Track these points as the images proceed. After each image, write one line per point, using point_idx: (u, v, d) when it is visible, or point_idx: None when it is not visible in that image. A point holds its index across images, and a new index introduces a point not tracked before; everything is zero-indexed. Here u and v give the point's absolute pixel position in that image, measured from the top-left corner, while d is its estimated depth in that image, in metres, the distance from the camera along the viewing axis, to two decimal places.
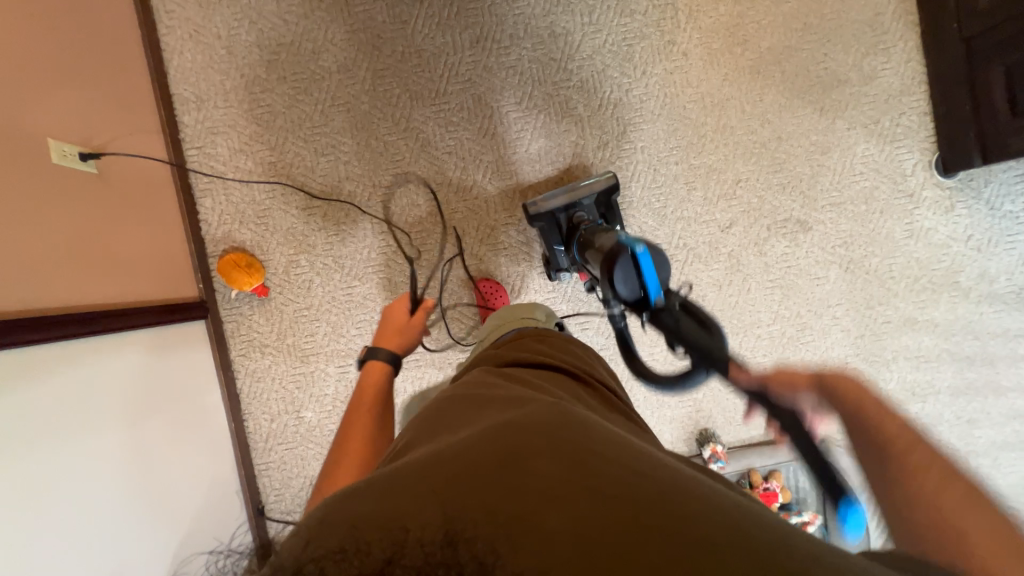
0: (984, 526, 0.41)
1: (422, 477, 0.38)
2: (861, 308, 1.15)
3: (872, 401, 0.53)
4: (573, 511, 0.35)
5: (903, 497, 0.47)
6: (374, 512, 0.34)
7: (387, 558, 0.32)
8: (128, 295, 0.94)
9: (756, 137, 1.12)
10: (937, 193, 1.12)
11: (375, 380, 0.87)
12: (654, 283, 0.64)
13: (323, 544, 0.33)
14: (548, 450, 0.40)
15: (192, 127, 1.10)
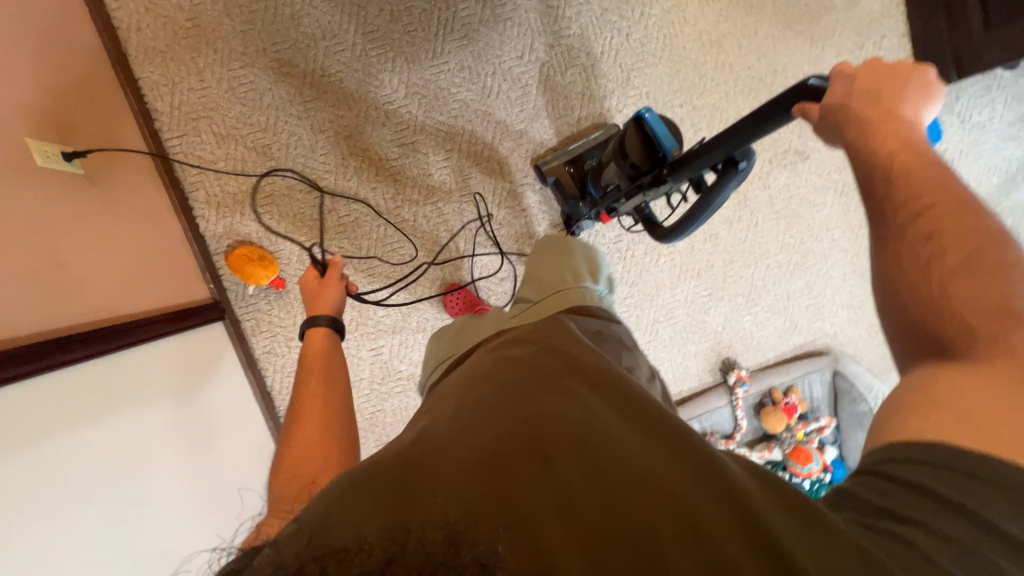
0: (976, 285, 0.41)
1: (440, 477, 0.38)
2: (857, 230, 1.23)
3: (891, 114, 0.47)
4: (593, 510, 0.36)
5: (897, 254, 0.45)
6: (375, 520, 0.33)
7: (385, 557, 0.28)
8: (140, 304, 0.88)
9: (753, 72, 1.14)
10: None
11: (314, 342, 0.81)
12: (667, 137, 0.77)
13: (322, 545, 0.31)
14: (572, 452, 0.40)
15: (167, 114, 0.99)
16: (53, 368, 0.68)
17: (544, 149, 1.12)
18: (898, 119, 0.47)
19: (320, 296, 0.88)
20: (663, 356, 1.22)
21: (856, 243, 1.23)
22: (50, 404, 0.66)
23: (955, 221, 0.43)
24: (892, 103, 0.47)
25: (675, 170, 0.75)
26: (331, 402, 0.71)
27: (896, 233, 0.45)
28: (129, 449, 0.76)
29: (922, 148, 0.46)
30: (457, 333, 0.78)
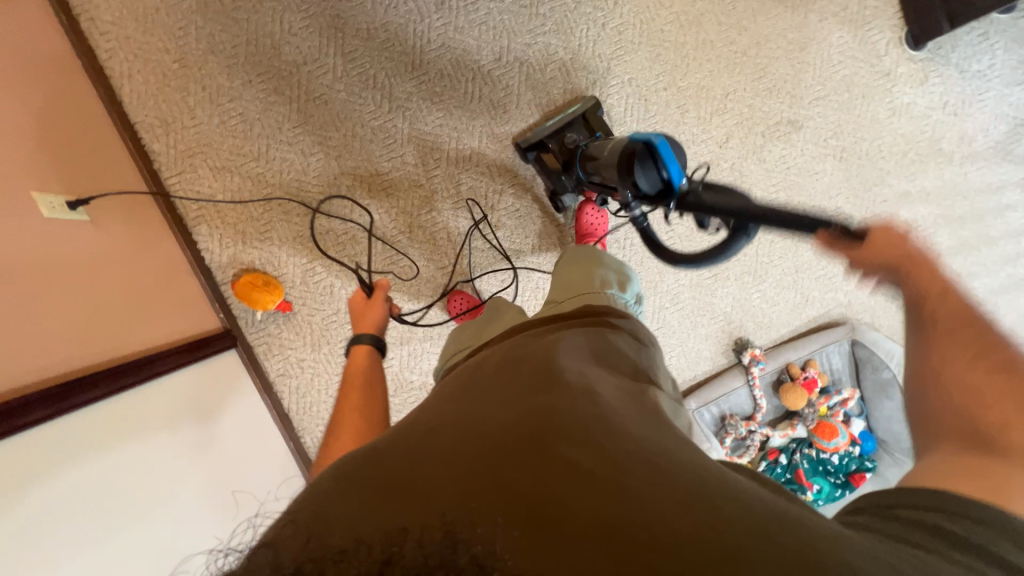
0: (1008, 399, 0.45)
1: (444, 473, 0.40)
2: (859, 194, 1.20)
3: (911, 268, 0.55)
4: (596, 506, 0.37)
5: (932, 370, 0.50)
6: (375, 526, 0.35)
7: (385, 558, 0.31)
8: (152, 339, 0.90)
9: (736, 47, 1.13)
10: (911, 67, 1.17)
11: (357, 360, 0.81)
12: (676, 169, 0.64)
13: (320, 548, 0.34)
14: (580, 449, 0.41)
15: (164, 154, 1.03)
16: (72, 408, 0.71)
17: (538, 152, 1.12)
18: (920, 269, 0.55)
19: (364, 316, 0.90)
20: (674, 342, 1.21)
21: (859, 208, 1.20)
22: (67, 442, 0.69)
23: (984, 348, 0.48)
24: (927, 265, 0.55)
25: (680, 210, 0.66)
26: (370, 413, 0.71)
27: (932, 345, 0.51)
28: (152, 479, 0.78)
29: (935, 288, 0.54)
30: (473, 334, 0.86)
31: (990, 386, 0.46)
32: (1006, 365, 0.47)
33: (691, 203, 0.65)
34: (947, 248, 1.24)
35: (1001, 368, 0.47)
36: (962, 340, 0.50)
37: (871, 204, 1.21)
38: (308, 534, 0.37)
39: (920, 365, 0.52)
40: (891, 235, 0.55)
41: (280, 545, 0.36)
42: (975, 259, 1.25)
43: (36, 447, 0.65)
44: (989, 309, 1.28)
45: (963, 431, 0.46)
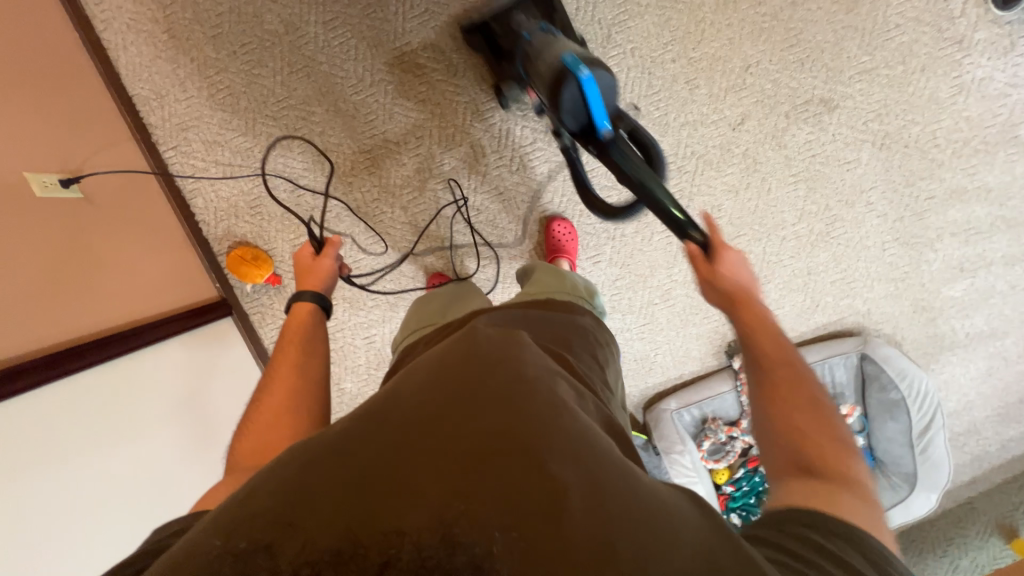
0: (816, 430, 0.52)
1: (424, 465, 0.41)
2: (900, 188, 1.04)
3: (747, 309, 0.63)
4: (575, 512, 0.39)
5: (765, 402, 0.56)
6: (368, 519, 0.37)
7: (383, 560, 0.35)
8: (153, 307, 0.99)
9: (765, 9, 0.96)
10: (993, 32, 0.95)
11: (296, 317, 0.79)
12: (600, 112, 0.68)
13: (318, 544, 0.36)
14: (561, 451, 0.43)
15: (161, 127, 1.06)
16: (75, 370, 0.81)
17: (542, 140, 1.06)
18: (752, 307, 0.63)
19: (310, 274, 0.86)
20: (661, 339, 1.15)
21: (896, 204, 1.05)
22: (58, 406, 0.77)
23: (795, 383, 0.56)
24: (757, 303, 0.63)
25: (597, 155, 0.72)
26: (306, 372, 0.71)
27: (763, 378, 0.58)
28: (141, 439, 0.88)
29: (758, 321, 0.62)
30: (440, 308, 0.85)
31: (804, 420, 0.53)
32: (813, 404, 0.54)
33: (608, 154, 0.70)
34: (1003, 256, 1.06)
35: (811, 407, 0.54)
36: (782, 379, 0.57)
37: (914, 201, 1.04)
38: (254, 555, 0.36)
39: (755, 401, 0.57)
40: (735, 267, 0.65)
41: (279, 542, 0.36)
42: None
43: (28, 412, 0.74)
44: None
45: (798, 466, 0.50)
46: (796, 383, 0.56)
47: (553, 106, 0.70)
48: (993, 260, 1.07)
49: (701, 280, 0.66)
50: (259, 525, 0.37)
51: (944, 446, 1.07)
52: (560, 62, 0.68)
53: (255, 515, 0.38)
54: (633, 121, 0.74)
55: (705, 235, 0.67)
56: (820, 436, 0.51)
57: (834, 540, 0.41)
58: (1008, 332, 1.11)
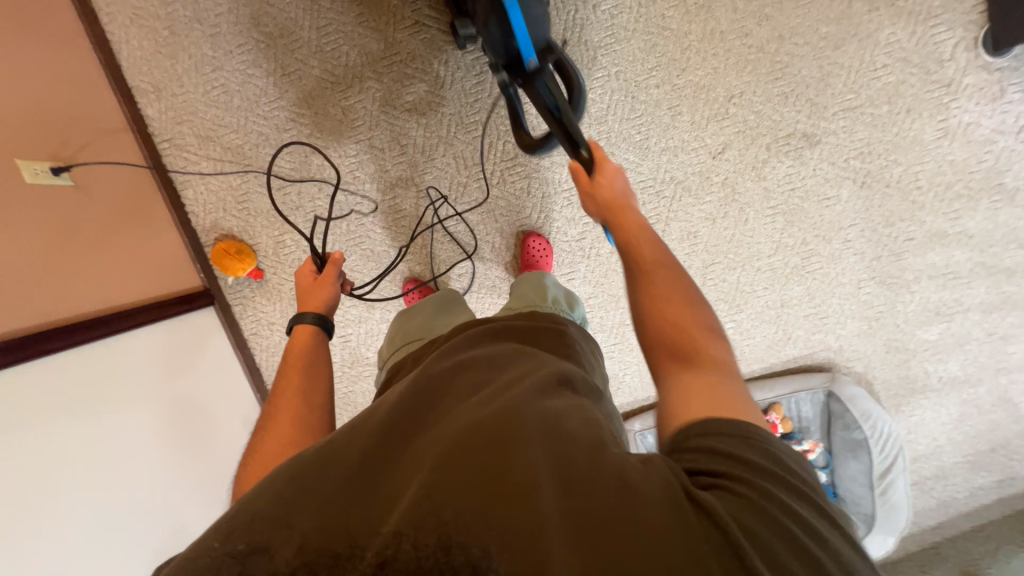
0: (687, 321, 0.52)
1: (412, 477, 0.42)
2: (878, 227, 1.03)
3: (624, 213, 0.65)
4: (564, 502, 0.38)
5: (640, 303, 0.56)
6: (364, 523, 0.39)
7: (380, 560, 0.36)
8: (141, 292, 1.03)
9: (751, 41, 0.96)
10: (983, 77, 0.94)
11: (299, 341, 0.72)
12: (525, 43, 0.72)
13: (317, 548, 0.38)
14: (537, 438, 0.42)
15: (157, 119, 1.09)
16: (59, 349, 0.85)
17: (522, 158, 1.08)
18: (625, 207, 0.65)
19: (310, 293, 0.80)
20: (630, 360, 1.17)
21: (875, 243, 1.04)
22: (38, 386, 0.81)
23: (664, 275, 0.56)
24: (633, 211, 0.65)
25: (524, 86, 0.76)
26: (310, 399, 0.65)
27: (636, 280, 0.57)
28: (117, 446, 0.89)
29: (632, 221, 0.63)
30: (425, 324, 0.83)
31: (673, 310, 0.53)
32: (686, 302, 0.54)
33: (532, 84, 0.74)
34: (981, 303, 1.05)
35: (683, 304, 0.53)
36: (651, 277, 0.57)
37: (892, 241, 1.04)
38: (252, 554, 0.38)
39: (636, 303, 0.56)
40: (614, 175, 0.68)
41: (276, 547, 0.38)
42: (1015, 320, 1.05)
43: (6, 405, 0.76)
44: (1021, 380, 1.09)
45: (680, 360, 0.50)
46: (670, 281, 0.56)
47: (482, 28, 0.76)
48: (971, 306, 1.06)
49: (584, 194, 0.69)
50: (257, 527, 0.40)
51: (903, 490, 1.09)
52: None
53: (251, 516, 0.41)
54: (562, 54, 0.78)
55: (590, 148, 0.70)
56: (694, 327, 0.51)
57: (727, 437, 0.41)
58: (984, 379, 1.10)
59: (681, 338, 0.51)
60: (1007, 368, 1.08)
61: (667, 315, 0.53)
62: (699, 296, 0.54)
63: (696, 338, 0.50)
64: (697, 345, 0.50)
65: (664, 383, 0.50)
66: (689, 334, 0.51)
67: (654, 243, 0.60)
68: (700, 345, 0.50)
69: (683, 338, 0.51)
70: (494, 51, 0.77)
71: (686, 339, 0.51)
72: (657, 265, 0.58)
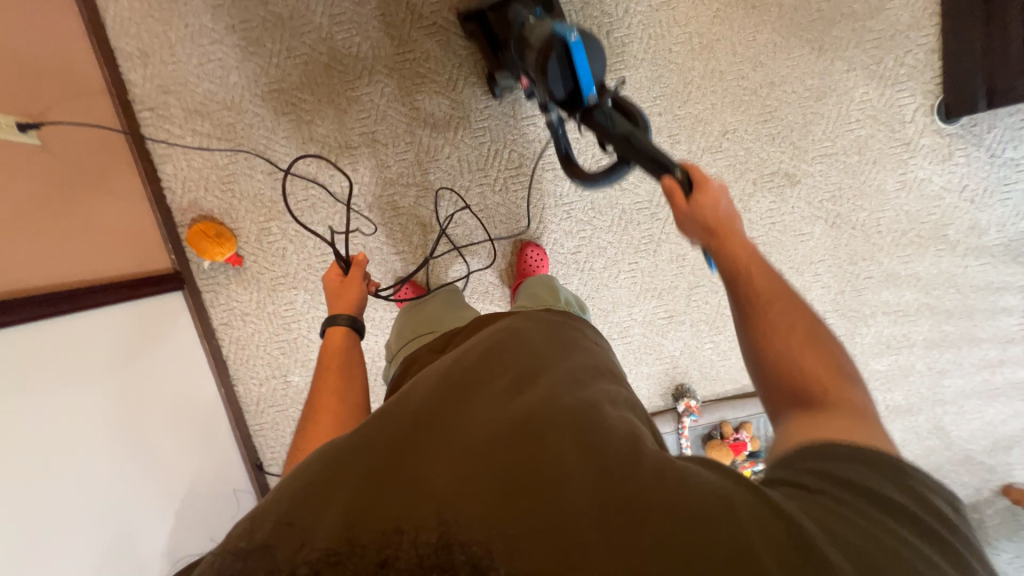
0: (811, 362, 0.51)
1: (428, 470, 0.41)
2: (844, 264, 1.13)
3: (731, 230, 0.62)
4: (584, 505, 0.37)
5: (757, 335, 0.55)
6: (369, 515, 0.37)
7: (380, 559, 0.35)
8: (103, 270, 0.94)
9: (746, 83, 1.04)
10: (936, 140, 1.06)
11: (334, 344, 0.74)
12: (586, 77, 0.69)
13: (317, 545, 0.36)
14: (562, 433, 0.43)
15: (140, 86, 1.02)
16: (14, 322, 0.76)
17: (527, 167, 1.09)
18: (733, 227, 0.62)
19: (339, 296, 0.81)
20: None
21: (841, 279, 1.14)
22: None
23: (783, 308, 0.55)
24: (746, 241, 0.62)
25: (583, 121, 0.71)
26: (347, 398, 0.66)
27: (757, 310, 0.56)
28: (67, 424, 0.80)
29: (746, 246, 0.61)
30: (432, 318, 0.84)
31: (795, 349, 0.52)
32: (809, 337, 0.53)
33: (593, 117, 0.69)
34: (924, 340, 1.17)
35: (807, 340, 0.52)
36: (769, 309, 0.55)
37: (855, 277, 1.14)
38: (270, 549, 0.36)
39: (751, 337, 0.55)
40: (718, 200, 0.62)
41: (278, 543, 0.36)
42: (952, 357, 1.17)
43: None
44: (953, 411, 1.21)
45: (803, 400, 0.49)
46: (790, 312, 0.54)
47: (539, 71, 0.71)
48: (916, 342, 1.17)
49: (680, 214, 0.64)
50: (265, 525, 0.38)
51: None
52: (550, 32, 0.72)
53: (254, 517, 0.39)
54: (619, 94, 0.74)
55: (684, 169, 0.63)
56: (821, 369, 0.50)
57: (858, 465, 0.40)
58: (924, 409, 1.21)
59: (808, 381, 0.49)
60: (943, 400, 1.20)
61: (789, 354, 0.52)
62: (824, 335, 0.53)
63: (820, 378, 0.49)
64: (823, 387, 0.49)
65: (778, 411, 0.50)
66: (815, 375, 0.50)
67: (775, 276, 0.58)
68: (826, 385, 0.49)
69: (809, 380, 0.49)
70: (550, 94, 0.72)
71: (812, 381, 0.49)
72: (777, 297, 0.56)
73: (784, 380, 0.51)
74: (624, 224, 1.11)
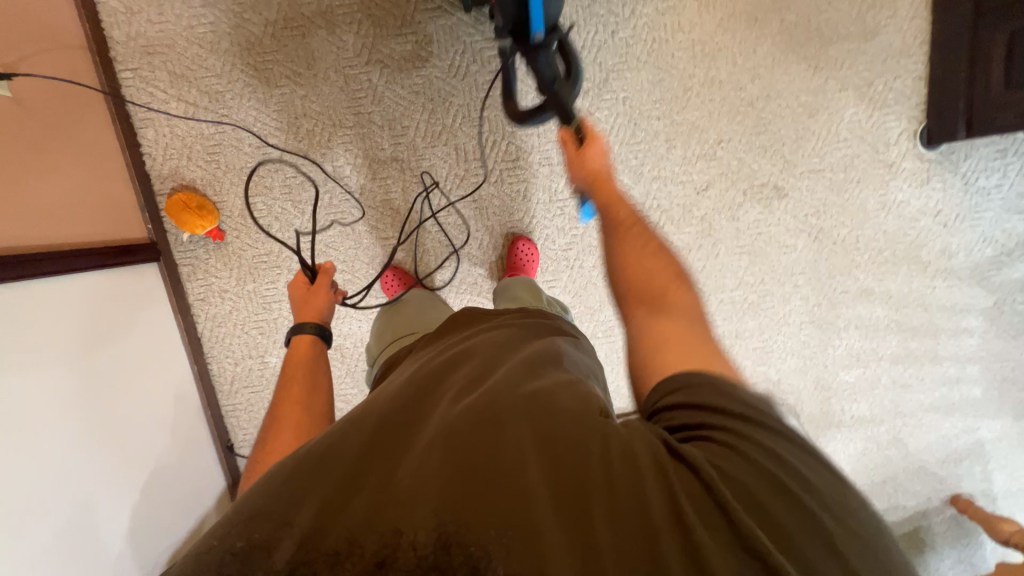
0: (658, 273, 0.59)
1: (413, 464, 0.40)
2: (823, 278, 1.17)
3: (601, 170, 0.73)
4: (570, 495, 0.38)
5: (618, 253, 0.62)
6: (361, 513, 0.37)
7: (379, 559, 0.35)
8: (73, 236, 0.89)
9: (744, 94, 1.06)
10: (916, 164, 1.11)
11: (299, 351, 0.73)
12: (537, 18, 0.76)
13: (315, 547, 0.36)
14: (541, 424, 0.42)
15: (123, 44, 0.97)
16: None
17: (523, 161, 1.09)
18: (602, 169, 0.73)
19: (308, 303, 0.81)
20: None
21: (819, 291, 1.18)
22: None
23: (637, 232, 0.64)
24: (614, 185, 0.72)
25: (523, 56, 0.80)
26: (312, 408, 0.64)
27: (615, 236, 0.64)
28: (27, 402, 0.75)
29: (610, 184, 0.71)
30: (411, 318, 0.83)
31: (644, 263, 0.60)
32: (656, 252, 0.61)
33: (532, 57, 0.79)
34: (891, 354, 1.22)
35: (654, 255, 0.61)
36: (626, 232, 0.64)
37: (832, 291, 1.18)
38: (254, 552, 0.36)
39: (612, 257, 0.63)
40: (601, 147, 0.74)
41: (276, 544, 0.36)
42: (915, 372, 1.23)
43: None
44: (912, 424, 1.27)
45: (650, 303, 0.56)
46: (644, 238, 0.63)
47: None
48: (883, 356, 1.23)
49: (573, 161, 0.75)
50: (258, 525, 0.38)
51: None
52: None
53: (249, 517, 0.38)
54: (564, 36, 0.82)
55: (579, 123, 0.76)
56: (664, 277, 0.58)
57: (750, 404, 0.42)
58: (886, 421, 1.27)
59: (655, 287, 0.57)
60: (903, 413, 1.26)
61: (640, 265, 0.60)
62: (668, 250, 0.62)
63: (662, 284, 0.57)
64: (665, 290, 0.57)
65: (631, 317, 0.57)
66: (662, 283, 0.57)
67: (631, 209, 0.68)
68: (666, 289, 0.57)
69: (656, 286, 0.57)
70: (503, 20, 0.78)
71: (658, 286, 0.57)
72: (634, 224, 0.65)
73: (636, 290, 0.58)
74: None
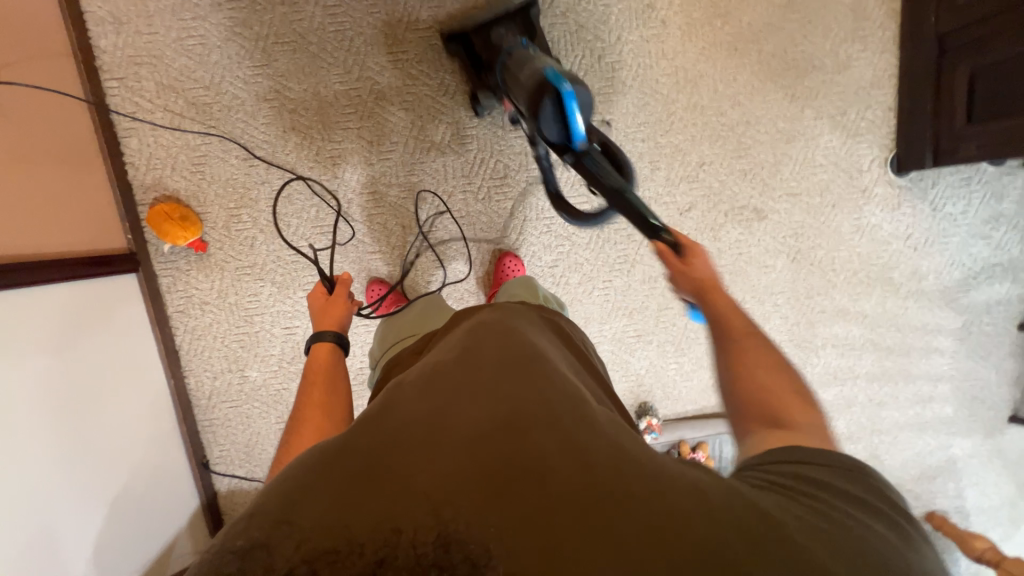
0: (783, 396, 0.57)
1: (420, 464, 0.40)
2: (801, 298, 1.20)
3: (704, 276, 0.68)
4: (574, 499, 0.38)
5: (737, 371, 0.61)
6: (365, 512, 0.36)
7: (378, 559, 0.34)
8: (48, 245, 0.87)
9: (724, 120, 1.10)
10: (888, 190, 1.16)
11: (318, 358, 0.72)
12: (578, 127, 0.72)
13: (317, 544, 0.35)
14: (548, 432, 0.43)
15: (110, 54, 0.97)
16: None
17: (511, 179, 1.10)
18: (708, 276, 0.68)
19: (327, 313, 0.80)
20: None
21: (797, 311, 1.21)
22: None
23: (753, 348, 0.62)
24: (726, 295, 0.67)
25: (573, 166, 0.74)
26: (334, 411, 0.63)
27: (726, 349, 0.63)
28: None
29: (723, 295, 0.67)
30: (416, 321, 0.84)
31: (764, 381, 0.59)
32: (774, 369, 0.60)
33: (583, 164, 0.73)
34: (867, 373, 1.26)
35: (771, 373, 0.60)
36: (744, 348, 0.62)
37: (810, 310, 1.21)
38: (253, 551, 0.35)
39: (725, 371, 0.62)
40: (703, 256, 0.68)
41: (276, 544, 0.35)
42: (889, 390, 1.27)
43: None
44: (887, 442, 1.30)
45: (773, 424, 0.55)
46: (760, 355, 0.61)
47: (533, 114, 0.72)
48: (859, 374, 1.26)
49: (674, 274, 0.69)
50: (258, 523, 0.36)
51: None
52: (542, 75, 0.72)
53: (249, 515, 0.37)
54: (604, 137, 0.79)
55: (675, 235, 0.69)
56: (788, 399, 0.57)
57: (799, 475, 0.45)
58: (862, 438, 1.30)
59: (782, 411, 0.55)
60: (879, 431, 1.29)
61: (760, 384, 0.59)
62: (789, 368, 0.60)
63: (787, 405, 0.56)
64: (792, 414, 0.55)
65: (751, 432, 0.56)
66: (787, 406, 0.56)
67: (746, 322, 0.65)
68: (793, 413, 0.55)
69: (782, 410, 0.56)
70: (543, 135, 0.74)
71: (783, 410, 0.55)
72: (746, 338, 0.63)
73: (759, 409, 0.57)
74: (601, 242, 1.14)
